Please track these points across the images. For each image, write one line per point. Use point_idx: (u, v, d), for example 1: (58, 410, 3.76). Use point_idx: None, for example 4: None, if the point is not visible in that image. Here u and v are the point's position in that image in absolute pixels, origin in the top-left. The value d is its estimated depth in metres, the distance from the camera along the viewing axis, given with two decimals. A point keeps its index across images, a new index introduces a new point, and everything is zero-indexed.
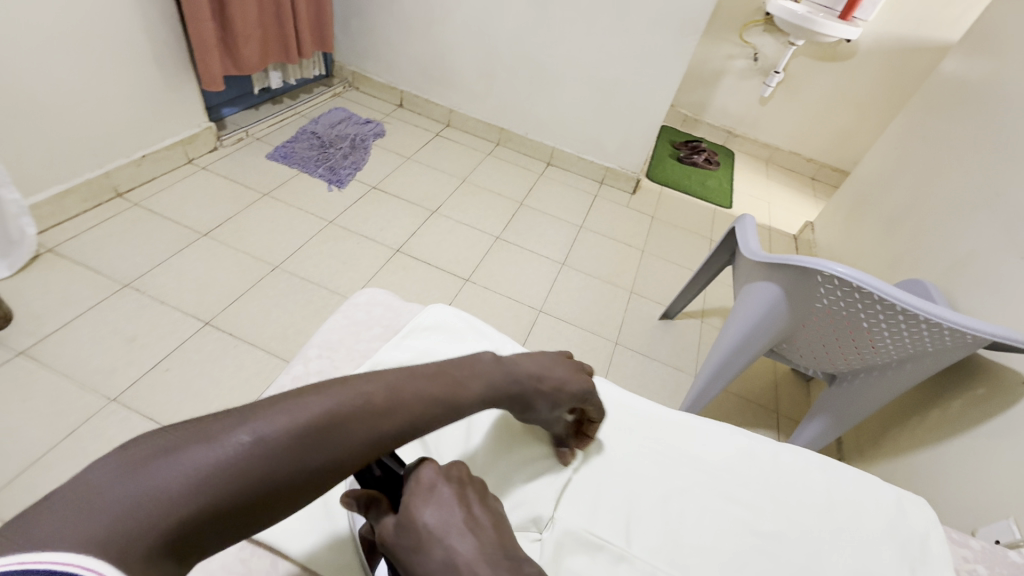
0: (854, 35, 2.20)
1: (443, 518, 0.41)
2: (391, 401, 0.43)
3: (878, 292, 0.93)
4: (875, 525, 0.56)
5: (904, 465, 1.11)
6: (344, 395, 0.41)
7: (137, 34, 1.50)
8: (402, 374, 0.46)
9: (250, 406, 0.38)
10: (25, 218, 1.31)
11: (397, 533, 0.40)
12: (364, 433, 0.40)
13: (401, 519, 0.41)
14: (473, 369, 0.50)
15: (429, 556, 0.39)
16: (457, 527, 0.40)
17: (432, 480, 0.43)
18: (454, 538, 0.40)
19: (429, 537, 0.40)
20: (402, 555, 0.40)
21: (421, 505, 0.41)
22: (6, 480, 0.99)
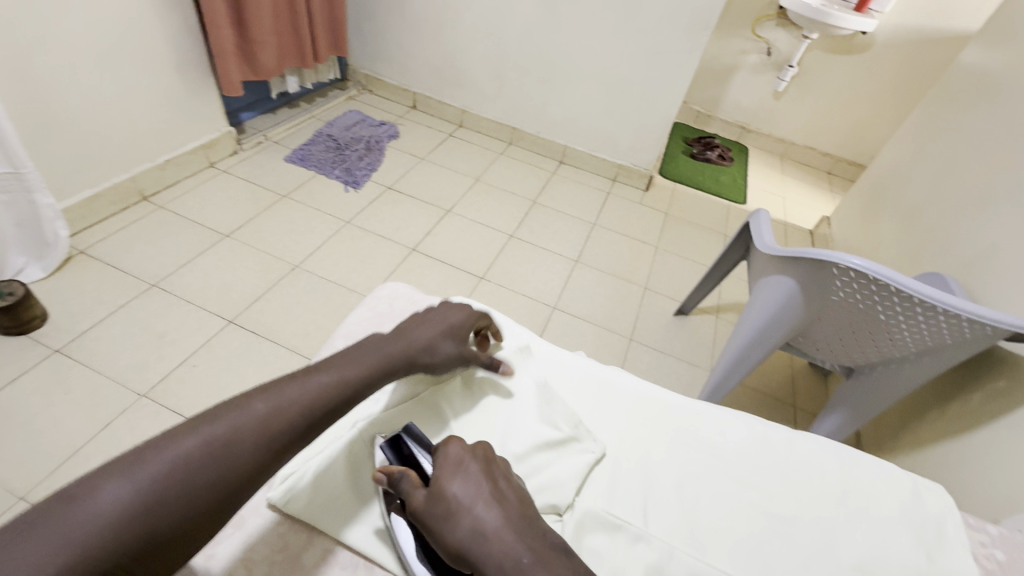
0: (870, 26, 2.17)
1: (471, 491, 0.43)
2: (276, 411, 0.46)
3: (896, 284, 0.92)
4: (890, 511, 0.56)
5: (924, 458, 1.10)
6: (238, 414, 0.45)
7: (160, 43, 1.55)
8: (283, 380, 0.49)
9: (128, 455, 0.41)
10: (58, 222, 1.37)
11: (426, 505, 0.43)
12: (248, 448, 0.44)
13: (431, 492, 0.43)
14: (363, 351, 0.55)
15: (459, 525, 0.41)
16: (484, 499, 0.43)
17: (460, 455, 0.45)
18: (482, 510, 0.42)
19: (459, 509, 0.42)
20: (431, 524, 0.42)
21: (451, 478, 0.44)
22: (46, 471, 1.04)
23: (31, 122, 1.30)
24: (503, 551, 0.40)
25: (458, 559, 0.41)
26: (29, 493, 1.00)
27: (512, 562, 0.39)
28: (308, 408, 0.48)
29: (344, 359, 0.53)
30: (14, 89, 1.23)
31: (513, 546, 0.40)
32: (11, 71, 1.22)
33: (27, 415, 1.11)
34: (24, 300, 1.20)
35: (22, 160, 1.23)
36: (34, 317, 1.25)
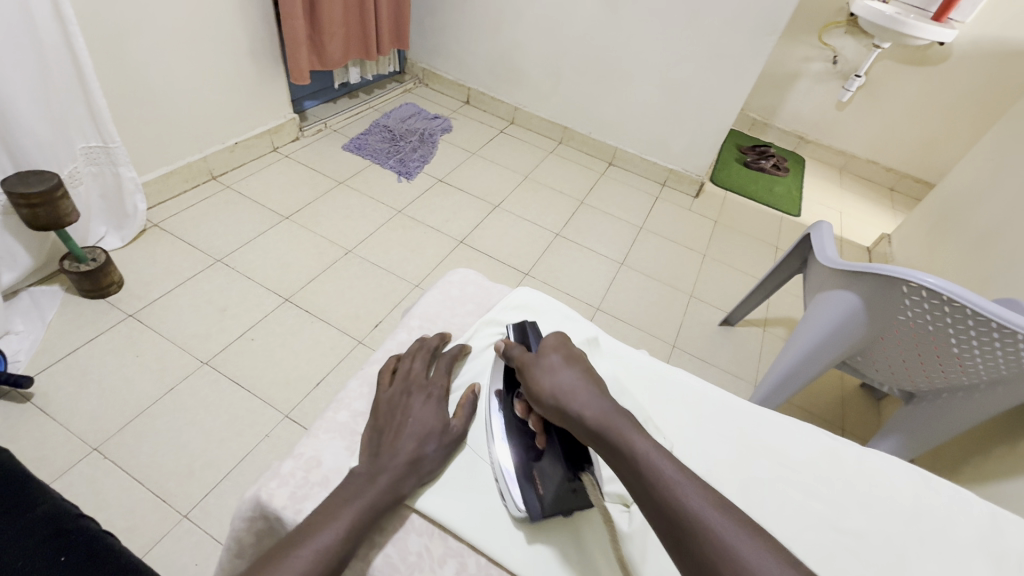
0: (949, 37, 2.06)
1: (565, 362, 0.51)
2: (383, 479, 0.46)
3: (973, 307, 0.89)
4: (964, 541, 0.55)
5: (987, 492, 1.05)
6: (357, 492, 0.45)
7: (236, 31, 1.63)
8: (382, 444, 0.49)
9: (278, 546, 0.40)
10: (138, 195, 1.45)
11: (528, 362, 0.52)
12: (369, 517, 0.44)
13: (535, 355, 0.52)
14: (403, 436, 0.50)
15: (550, 378, 0.49)
16: (576, 368, 0.50)
17: (564, 341, 0.53)
18: (572, 371, 0.49)
19: (554, 366, 0.50)
20: (528, 374, 0.50)
21: (553, 350, 0.52)
22: (117, 426, 1.11)
23: (121, 101, 1.39)
24: (582, 399, 0.46)
25: (544, 402, 0.48)
26: (102, 445, 1.08)
27: (589, 404, 0.45)
28: (407, 473, 0.48)
29: (395, 428, 0.51)
30: (108, 69, 1.33)
31: (593, 393, 0.46)
32: (107, 52, 1.31)
33: (102, 373, 1.19)
34: (104, 267, 1.29)
35: (112, 135, 1.33)
36: (112, 284, 1.34)
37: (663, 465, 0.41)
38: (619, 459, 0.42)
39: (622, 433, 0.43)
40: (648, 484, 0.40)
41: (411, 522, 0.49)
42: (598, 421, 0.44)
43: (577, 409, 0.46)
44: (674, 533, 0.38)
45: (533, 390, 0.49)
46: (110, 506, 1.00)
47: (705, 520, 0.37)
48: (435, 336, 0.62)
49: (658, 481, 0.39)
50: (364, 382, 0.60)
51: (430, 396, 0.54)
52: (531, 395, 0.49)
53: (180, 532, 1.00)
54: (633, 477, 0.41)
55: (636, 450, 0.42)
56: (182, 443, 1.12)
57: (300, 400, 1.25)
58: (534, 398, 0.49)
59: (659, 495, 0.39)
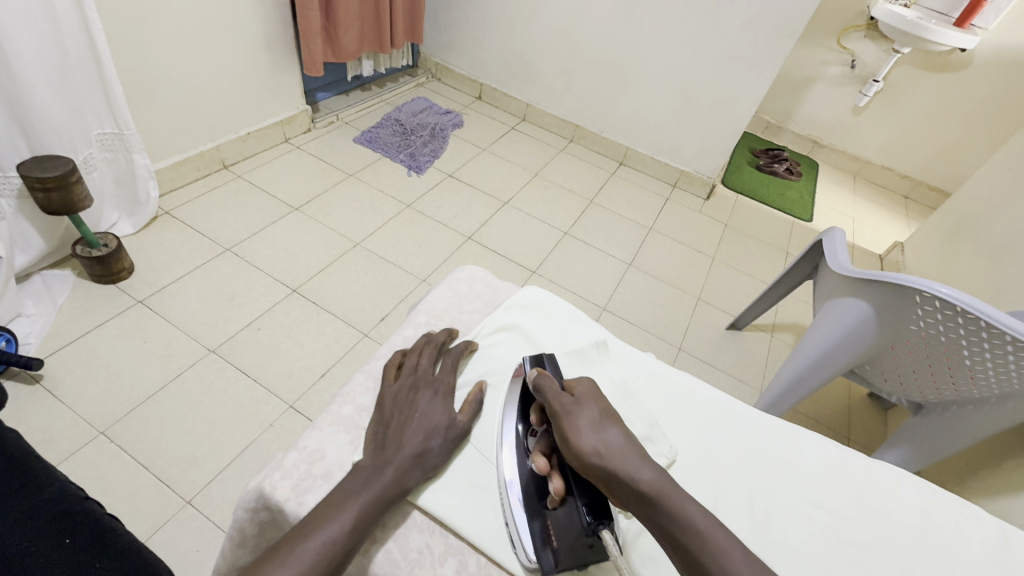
0: (972, 43, 2.03)
1: (602, 416, 0.49)
2: (386, 473, 0.46)
3: (988, 319, 0.87)
4: (973, 557, 0.54)
5: (994, 507, 1.03)
6: (360, 488, 0.45)
7: (253, 20, 1.63)
8: (385, 440, 0.49)
9: (282, 542, 0.40)
10: (150, 182, 1.46)
11: (561, 410, 0.49)
12: (374, 511, 0.44)
13: (572, 401, 0.50)
14: (407, 432, 0.50)
15: (592, 432, 0.47)
16: (615, 424, 0.48)
17: (594, 392, 0.52)
18: (614, 431, 0.47)
19: (595, 422, 0.48)
20: (566, 425, 0.48)
21: (590, 401, 0.50)
22: (125, 411, 1.12)
23: (136, 89, 1.40)
24: (631, 463, 0.45)
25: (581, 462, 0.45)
26: (109, 429, 1.09)
27: (640, 472, 0.44)
28: (411, 467, 0.48)
29: (399, 424, 0.50)
30: (124, 56, 1.33)
31: (643, 460, 0.45)
32: (124, 39, 1.31)
33: (111, 357, 1.20)
34: (116, 252, 1.30)
35: (127, 122, 1.34)
36: (123, 269, 1.35)
37: (724, 546, 0.41)
38: (677, 536, 0.41)
39: (676, 503, 0.43)
40: (707, 563, 0.40)
41: (413, 518, 0.49)
42: (651, 489, 0.43)
43: (627, 478, 0.44)
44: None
45: (570, 441, 0.46)
46: (115, 490, 1.01)
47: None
48: (442, 332, 0.62)
49: (723, 564, 0.39)
50: (369, 377, 0.59)
51: (432, 394, 0.54)
52: (566, 446, 0.47)
53: (183, 517, 1.00)
54: (693, 556, 0.40)
55: (698, 530, 0.41)
56: (188, 429, 1.13)
57: (304, 391, 1.26)
58: (571, 452, 0.46)
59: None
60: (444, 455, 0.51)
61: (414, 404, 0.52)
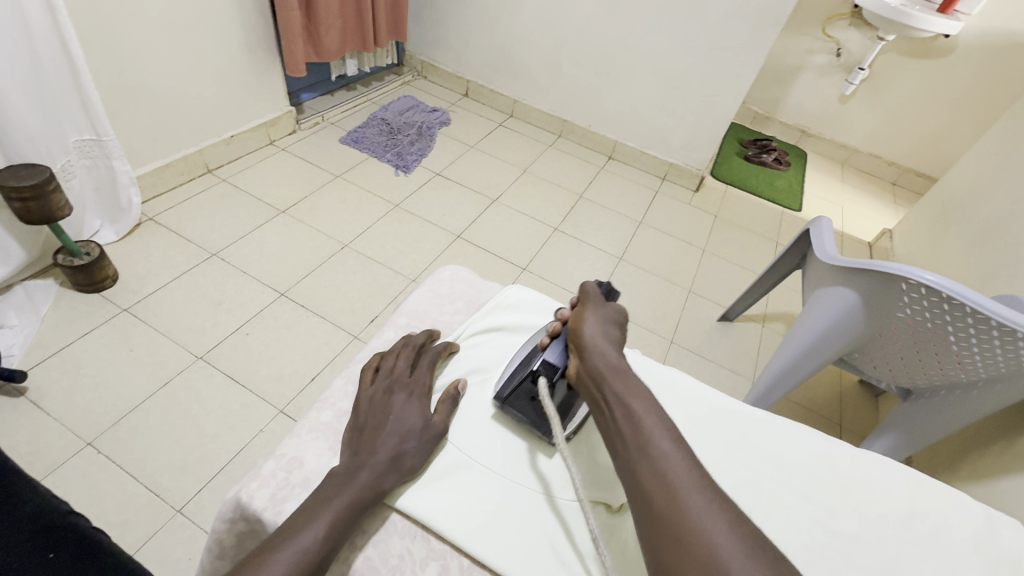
0: (955, 29, 2.03)
1: (606, 321, 0.58)
2: (361, 477, 0.46)
3: (972, 304, 0.87)
4: (959, 545, 0.54)
5: (984, 490, 1.03)
6: (335, 492, 0.44)
7: (232, 22, 1.61)
8: (361, 445, 0.48)
9: (256, 552, 0.39)
10: (132, 189, 1.44)
11: (590, 301, 0.61)
12: (348, 514, 0.43)
13: (596, 300, 0.61)
14: (383, 434, 0.49)
15: (592, 323, 0.57)
16: (613, 329, 0.57)
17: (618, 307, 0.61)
18: (610, 333, 0.56)
19: (598, 318, 0.58)
20: (582, 310, 0.59)
21: (604, 309, 0.60)
22: (112, 421, 1.11)
23: (114, 94, 1.38)
24: (603, 348, 0.53)
25: (571, 335, 0.56)
26: (96, 439, 1.08)
27: (606, 355, 0.52)
28: (388, 468, 0.47)
29: (376, 427, 0.50)
30: (101, 62, 1.31)
31: (615, 351, 0.54)
32: (100, 45, 1.29)
33: (96, 367, 1.19)
34: (98, 261, 1.28)
35: (105, 128, 1.31)
36: (107, 277, 1.33)
37: (649, 419, 0.45)
38: (611, 403, 0.48)
39: (624, 380, 0.50)
40: (628, 423, 0.46)
41: (392, 523, 0.48)
42: (608, 366, 0.51)
43: (595, 357, 0.52)
44: (633, 460, 0.43)
45: (576, 320, 0.57)
46: (103, 500, 1.00)
47: (664, 458, 0.42)
48: (422, 333, 0.61)
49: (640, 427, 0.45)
50: (348, 382, 0.59)
51: (409, 395, 0.53)
52: (571, 321, 0.58)
53: (174, 526, 1.00)
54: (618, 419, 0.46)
55: (634, 405, 0.47)
56: (177, 437, 1.12)
57: (295, 395, 1.24)
58: (574, 321, 0.57)
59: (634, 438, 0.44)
60: (422, 456, 0.50)
61: (391, 407, 0.52)
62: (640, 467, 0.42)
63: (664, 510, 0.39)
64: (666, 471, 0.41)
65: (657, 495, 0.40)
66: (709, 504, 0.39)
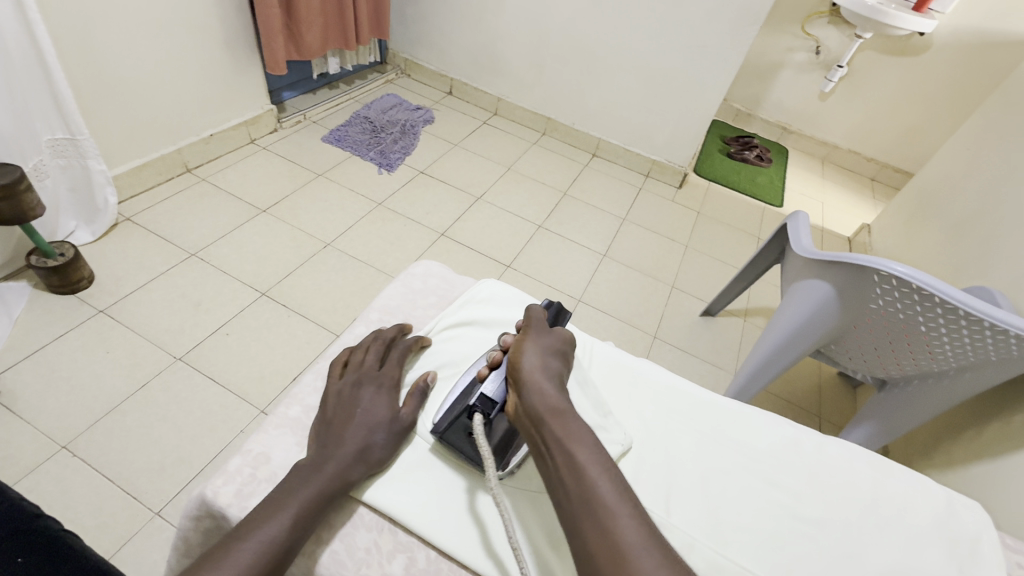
0: (929, 28, 2.07)
1: (548, 350, 0.54)
2: (327, 469, 0.46)
3: (941, 294, 0.89)
4: (921, 525, 0.55)
5: (956, 477, 1.05)
6: (299, 485, 0.44)
7: (210, 20, 1.59)
8: (329, 438, 0.48)
9: (220, 545, 0.39)
10: (108, 188, 1.42)
11: (532, 329, 0.57)
12: (313, 506, 0.43)
13: (539, 327, 0.57)
14: (350, 427, 0.49)
15: (531, 353, 0.52)
16: (555, 359, 0.53)
17: (562, 334, 0.58)
18: (551, 363, 0.52)
19: (538, 347, 0.53)
20: (524, 338, 0.55)
21: (545, 336, 0.56)
22: (88, 423, 1.09)
23: (88, 93, 1.36)
24: (543, 383, 0.49)
25: (510, 368, 0.52)
26: (71, 443, 1.06)
27: (545, 393, 0.48)
28: (354, 461, 0.47)
29: (343, 420, 0.50)
30: (73, 60, 1.29)
31: (556, 386, 0.49)
32: (72, 43, 1.27)
33: (71, 369, 1.17)
34: (73, 262, 1.26)
35: (79, 127, 1.29)
36: (82, 279, 1.31)
37: (592, 466, 0.41)
38: (551, 451, 0.44)
39: (565, 421, 0.45)
40: (568, 472, 0.42)
41: (361, 515, 0.48)
42: (549, 405, 0.47)
43: (533, 395, 0.48)
44: (577, 515, 0.40)
45: (516, 350, 0.53)
46: (78, 504, 0.99)
47: (611, 511, 0.39)
48: (392, 328, 0.61)
49: (582, 478, 0.41)
50: (318, 377, 0.59)
51: (377, 389, 0.53)
52: (510, 352, 0.54)
53: (152, 529, 0.98)
54: (560, 468, 0.42)
55: (576, 450, 0.43)
56: (155, 439, 1.10)
57: (276, 396, 1.24)
58: (514, 351, 0.53)
59: (577, 489, 0.41)
60: (390, 448, 0.50)
61: (358, 400, 0.52)
62: (585, 524, 0.39)
63: (612, 574, 0.36)
64: (613, 530, 0.38)
65: (603, 556, 0.37)
66: (658, 561, 0.36)
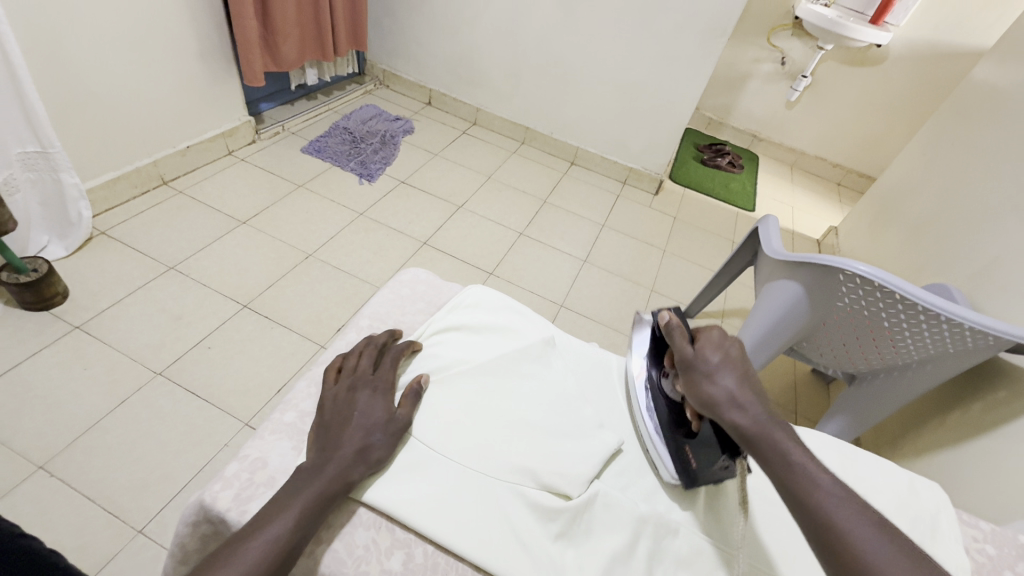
0: (885, 40, 2.19)
1: (726, 373, 0.51)
2: (328, 470, 0.47)
3: (901, 292, 0.95)
4: (883, 508, 0.59)
5: (923, 464, 1.11)
6: (303, 487, 0.45)
7: (185, 32, 1.59)
8: (327, 442, 0.49)
9: (228, 544, 0.41)
10: (82, 202, 1.40)
11: (692, 359, 0.53)
12: (315, 505, 0.44)
13: (695, 351, 0.54)
14: (351, 429, 0.51)
15: (708, 382, 0.50)
16: (732, 373, 0.50)
17: (716, 344, 0.53)
18: (732, 375, 0.50)
19: (712, 369, 0.51)
20: (689, 376, 0.53)
21: (708, 355, 0.52)
22: (65, 442, 1.07)
23: (61, 106, 1.34)
24: (739, 403, 0.48)
25: (698, 400, 0.51)
26: (48, 462, 1.04)
27: (748, 409, 0.48)
28: (354, 462, 0.48)
29: (342, 425, 0.51)
30: (44, 73, 1.28)
31: (750, 399, 0.48)
32: (42, 55, 1.26)
33: (47, 388, 1.14)
34: (47, 277, 1.24)
35: (51, 140, 1.27)
36: (57, 294, 1.28)
37: (814, 485, 0.43)
38: (775, 468, 0.44)
39: (776, 440, 0.46)
40: (796, 487, 0.43)
41: (359, 515, 0.49)
42: (750, 428, 0.47)
43: (737, 412, 0.48)
44: (822, 542, 0.41)
45: (694, 394, 0.51)
46: (58, 525, 0.96)
47: (856, 535, 0.40)
48: (383, 333, 0.63)
49: (814, 496, 0.42)
50: (311, 382, 0.60)
51: (371, 395, 0.54)
52: (689, 395, 0.52)
53: (136, 547, 0.97)
54: (792, 488, 0.43)
55: (795, 467, 0.44)
56: (135, 456, 1.08)
57: (260, 408, 1.22)
58: (694, 394, 0.51)
59: (813, 508, 0.42)
60: (384, 449, 0.51)
61: (353, 408, 0.53)
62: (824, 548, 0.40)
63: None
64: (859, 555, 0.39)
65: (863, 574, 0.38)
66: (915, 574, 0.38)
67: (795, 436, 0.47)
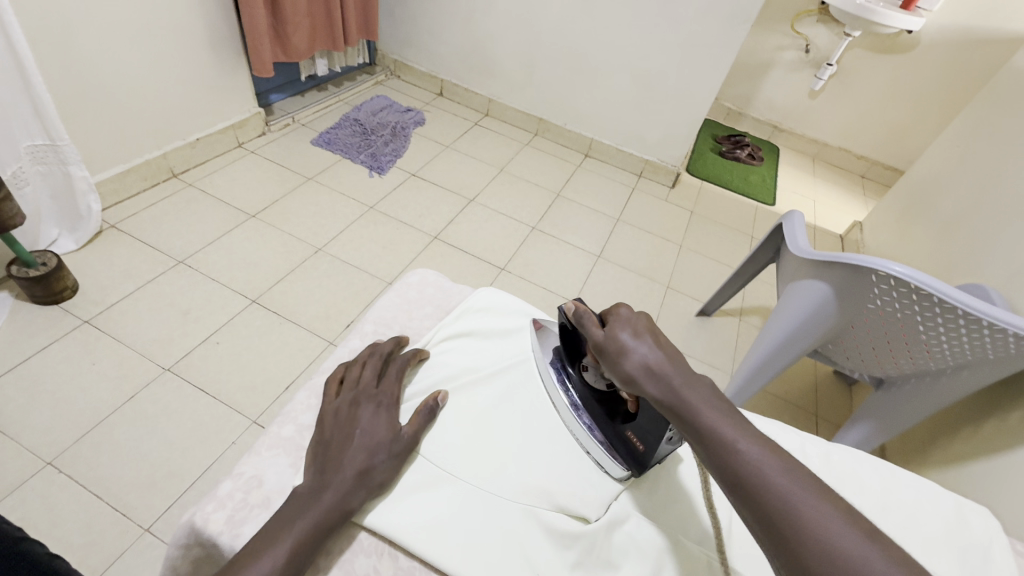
0: (917, 26, 2.08)
1: (639, 344, 0.48)
2: (325, 496, 0.44)
3: (939, 295, 0.89)
4: (930, 533, 0.55)
5: (954, 475, 1.05)
6: (298, 514, 0.43)
7: (196, 23, 1.56)
8: (326, 463, 0.47)
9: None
10: (92, 196, 1.39)
11: (607, 339, 0.50)
12: (310, 534, 0.42)
13: (607, 335, 0.50)
14: (353, 446, 0.48)
15: (626, 358, 0.47)
16: (647, 344, 0.48)
17: (625, 319, 0.50)
18: (647, 344, 0.47)
19: (625, 345, 0.48)
20: (608, 357, 0.49)
21: (621, 331, 0.49)
22: (73, 438, 1.06)
23: (70, 98, 1.33)
24: (658, 372, 0.45)
25: (620, 379, 0.48)
26: (56, 458, 1.03)
27: (662, 377, 0.45)
28: (353, 486, 0.45)
29: (342, 444, 0.48)
30: (54, 65, 1.26)
31: (669, 365, 0.46)
32: (50, 47, 1.24)
33: (55, 383, 1.13)
34: (56, 271, 1.23)
35: (60, 134, 1.26)
36: (66, 288, 1.27)
37: (735, 444, 0.40)
38: (697, 434, 0.42)
39: (692, 404, 0.43)
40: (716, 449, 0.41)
41: (360, 541, 0.46)
42: (669, 396, 0.44)
43: (654, 381, 0.45)
44: (746, 500, 0.38)
45: (618, 375, 0.48)
46: (65, 522, 0.96)
47: (778, 491, 0.38)
48: (390, 341, 0.60)
49: (732, 457, 0.40)
50: (312, 394, 0.57)
51: (373, 412, 0.51)
52: (611, 375, 0.49)
53: (142, 545, 0.96)
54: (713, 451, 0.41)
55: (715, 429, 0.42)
56: (142, 453, 1.07)
57: (268, 406, 1.21)
58: (617, 376, 0.48)
59: (734, 470, 0.39)
60: (385, 471, 0.48)
61: (355, 426, 0.50)
62: (753, 509, 0.38)
63: (801, 554, 0.35)
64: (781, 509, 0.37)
65: (791, 535, 0.36)
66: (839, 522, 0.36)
67: (711, 396, 0.44)
